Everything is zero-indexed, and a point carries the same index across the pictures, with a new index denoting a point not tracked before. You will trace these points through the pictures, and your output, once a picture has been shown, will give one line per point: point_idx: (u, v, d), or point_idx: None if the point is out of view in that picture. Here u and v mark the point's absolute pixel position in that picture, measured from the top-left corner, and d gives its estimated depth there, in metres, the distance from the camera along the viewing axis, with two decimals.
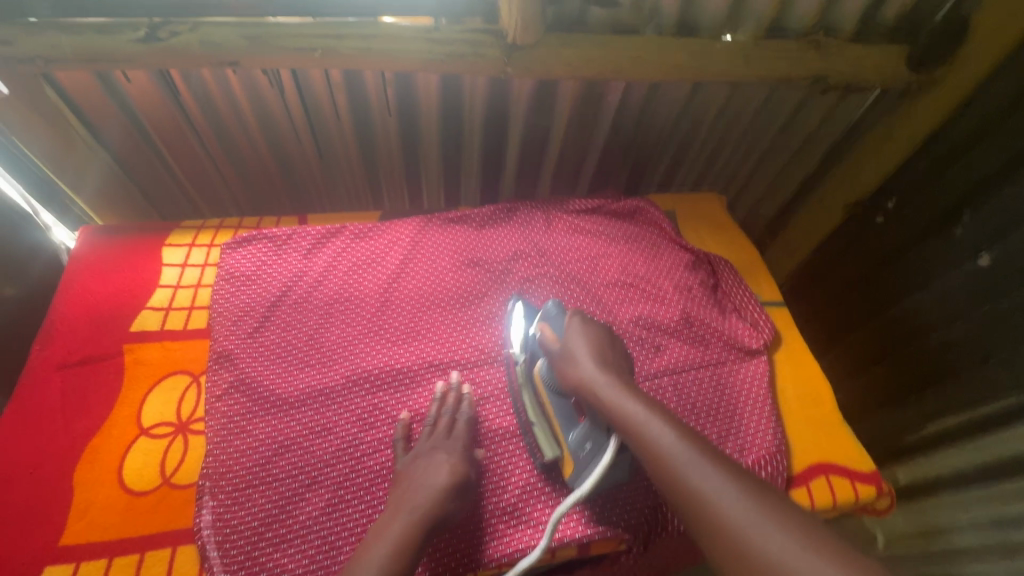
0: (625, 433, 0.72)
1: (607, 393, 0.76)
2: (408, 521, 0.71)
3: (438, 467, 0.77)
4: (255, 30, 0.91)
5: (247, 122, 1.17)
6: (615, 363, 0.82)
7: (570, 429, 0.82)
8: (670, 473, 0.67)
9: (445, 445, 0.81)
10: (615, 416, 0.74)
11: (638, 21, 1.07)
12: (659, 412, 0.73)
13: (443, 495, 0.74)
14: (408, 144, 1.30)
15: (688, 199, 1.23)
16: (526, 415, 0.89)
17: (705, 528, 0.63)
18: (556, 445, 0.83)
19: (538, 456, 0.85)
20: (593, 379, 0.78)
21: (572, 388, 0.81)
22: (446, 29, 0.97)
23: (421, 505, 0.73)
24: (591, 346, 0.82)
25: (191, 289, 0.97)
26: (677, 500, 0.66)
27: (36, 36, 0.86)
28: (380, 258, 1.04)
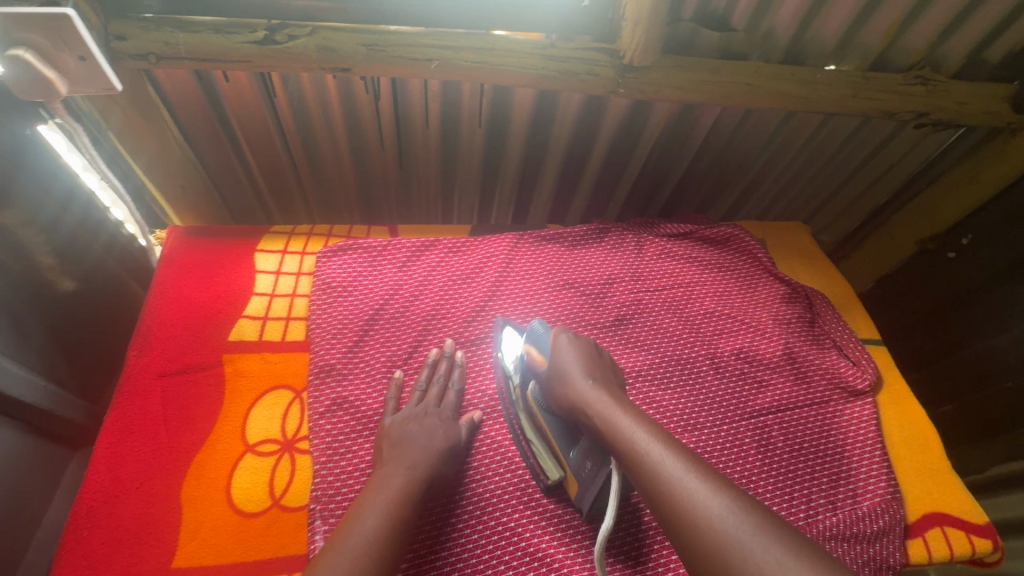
0: (620, 454, 0.66)
1: (600, 411, 0.71)
2: (408, 476, 0.71)
3: (433, 431, 0.78)
4: (371, 37, 0.88)
5: (334, 127, 1.15)
6: (609, 379, 0.77)
7: (570, 447, 0.78)
8: (659, 491, 0.60)
9: (437, 412, 0.82)
10: (607, 435, 0.69)
11: (749, 48, 1.05)
12: (649, 427, 0.67)
13: (440, 456, 0.75)
14: (490, 157, 1.28)
15: (777, 227, 1.21)
16: (520, 429, 0.86)
17: (700, 549, 0.54)
18: (553, 466, 0.81)
19: (541, 479, 0.81)
20: (586, 395, 0.73)
21: (565, 407, 0.76)
22: (560, 45, 0.95)
23: (423, 464, 0.73)
24: (581, 361, 0.78)
25: (287, 298, 0.94)
26: (668, 519, 0.58)
27: (151, 32, 0.83)
28: (474, 274, 1.02)
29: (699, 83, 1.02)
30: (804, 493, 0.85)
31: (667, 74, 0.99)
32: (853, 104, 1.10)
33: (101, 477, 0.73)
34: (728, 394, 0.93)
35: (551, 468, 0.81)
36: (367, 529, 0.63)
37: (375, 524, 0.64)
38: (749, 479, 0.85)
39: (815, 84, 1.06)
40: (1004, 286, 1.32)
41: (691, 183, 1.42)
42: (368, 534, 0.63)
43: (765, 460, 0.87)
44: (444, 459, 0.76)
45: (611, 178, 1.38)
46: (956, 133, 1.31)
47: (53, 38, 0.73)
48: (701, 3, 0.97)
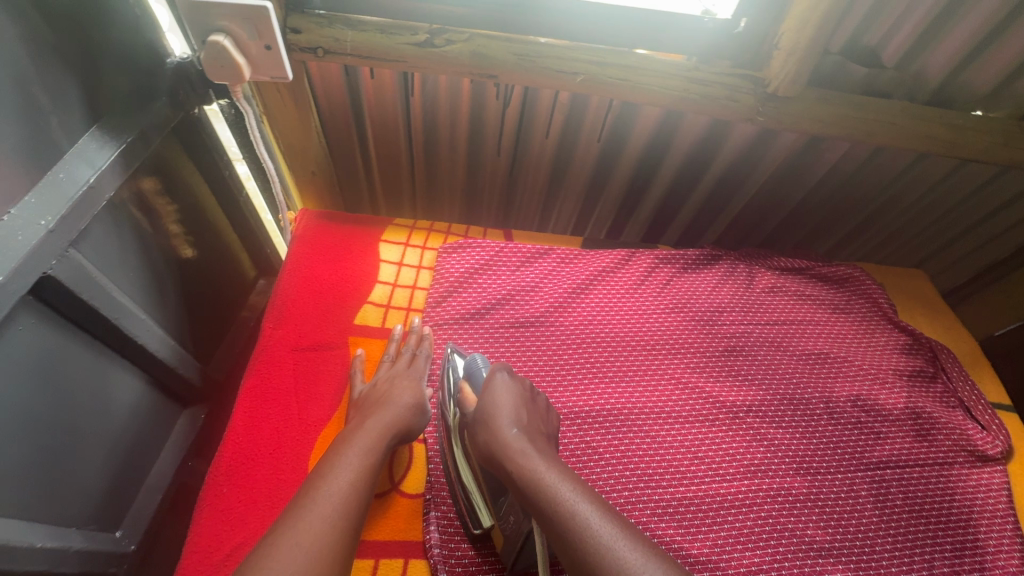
0: (539, 512, 0.60)
1: (520, 464, 0.66)
2: (377, 433, 0.69)
3: (404, 388, 0.79)
4: (524, 48, 0.91)
5: (458, 129, 1.18)
6: (533, 427, 0.73)
7: (500, 494, 0.73)
8: (581, 560, 0.54)
9: (406, 374, 0.83)
10: (525, 491, 0.63)
11: (894, 86, 1.02)
12: (568, 483, 0.63)
13: (409, 407, 0.76)
14: (599, 171, 1.28)
15: (895, 272, 1.16)
16: (451, 462, 0.79)
17: None
18: (480, 513, 0.74)
19: (467, 525, 0.74)
20: (509, 443, 0.69)
21: (484, 453, 0.73)
22: (703, 69, 0.95)
23: (394, 412, 0.74)
24: (510, 404, 0.75)
25: (408, 289, 0.98)
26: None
27: (324, 28, 0.89)
28: (587, 287, 1.02)
29: (840, 117, 0.99)
30: (926, 559, 0.79)
31: (808, 107, 0.97)
32: (1002, 153, 1.04)
33: (238, 439, 0.77)
34: (843, 442, 0.89)
35: (479, 514, 0.74)
36: (350, 469, 0.62)
37: (357, 465, 0.63)
38: (868, 535, 0.80)
39: (962, 130, 1.02)
40: None
41: (798, 217, 1.38)
42: (353, 472, 0.62)
43: (884, 516, 0.83)
44: (409, 417, 0.75)
45: (714, 205, 1.36)
46: None
47: (248, 28, 0.79)
48: (853, 38, 0.95)
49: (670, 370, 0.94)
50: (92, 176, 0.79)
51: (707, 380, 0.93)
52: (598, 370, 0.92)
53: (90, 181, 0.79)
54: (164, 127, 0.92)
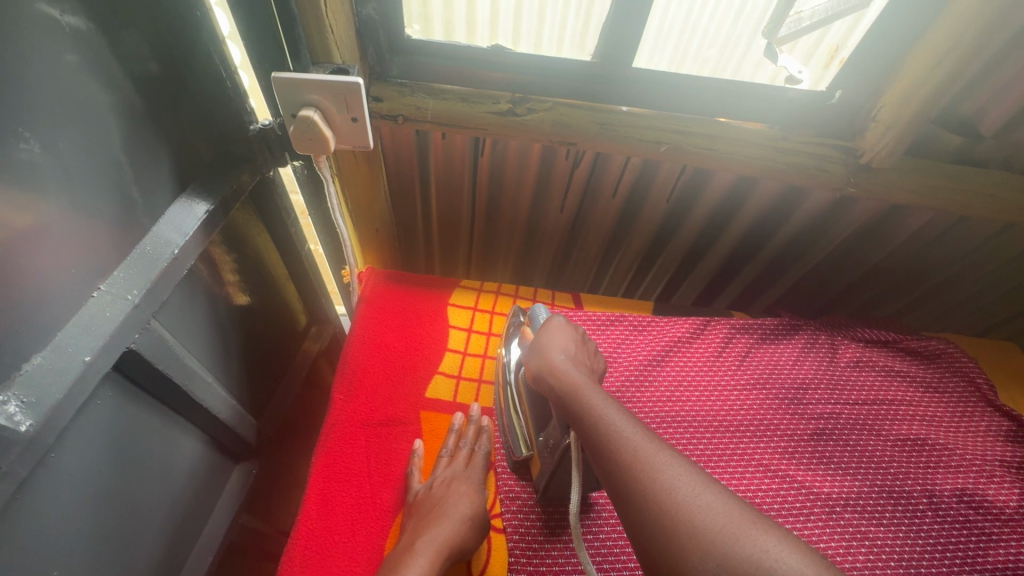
0: (571, 414, 0.65)
1: (562, 377, 0.71)
2: (428, 562, 0.63)
3: (462, 497, 0.73)
4: (607, 117, 0.89)
5: (522, 188, 1.17)
6: (577, 356, 0.77)
7: (541, 432, 0.77)
8: (602, 449, 0.58)
9: (464, 477, 0.77)
10: (563, 398, 0.68)
11: (991, 156, 0.97)
12: (600, 393, 0.66)
13: (466, 521, 0.70)
14: (662, 231, 1.25)
15: (983, 344, 1.10)
16: (504, 403, 0.85)
17: (632, 499, 0.52)
18: (523, 444, 0.80)
19: (510, 453, 0.81)
20: (555, 363, 0.74)
21: (533, 376, 0.77)
22: (791, 138, 0.91)
23: (450, 530, 0.67)
24: (562, 338, 0.79)
25: (477, 358, 0.95)
26: (610, 472, 0.56)
27: (405, 96, 0.89)
28: (661, 356, 0.99)
29: (935, 188, 0.94)
30: None
31: (902, 177, 0.93)
32: None
33: (312, 524, 0.73)
34: (954, 544, 0.81)
35: (522, 444, 0.81)
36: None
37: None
38: None
39: None
40: None
41: (867, 282, 1.32)
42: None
43: None
44: (466, 532, 0.69)
45: (779, 267, 1.31)
46: None
47: (338, 100, 0.78)
48: (950, 107, 0.91)
49: (755, 454, 0.88)
50: (175, 248, 0.78)
51: (797, 466, 0.88)
52: (682, 451, 0.87)
53: (176, 251, 0.78)
54: (242, 191, 0.90)
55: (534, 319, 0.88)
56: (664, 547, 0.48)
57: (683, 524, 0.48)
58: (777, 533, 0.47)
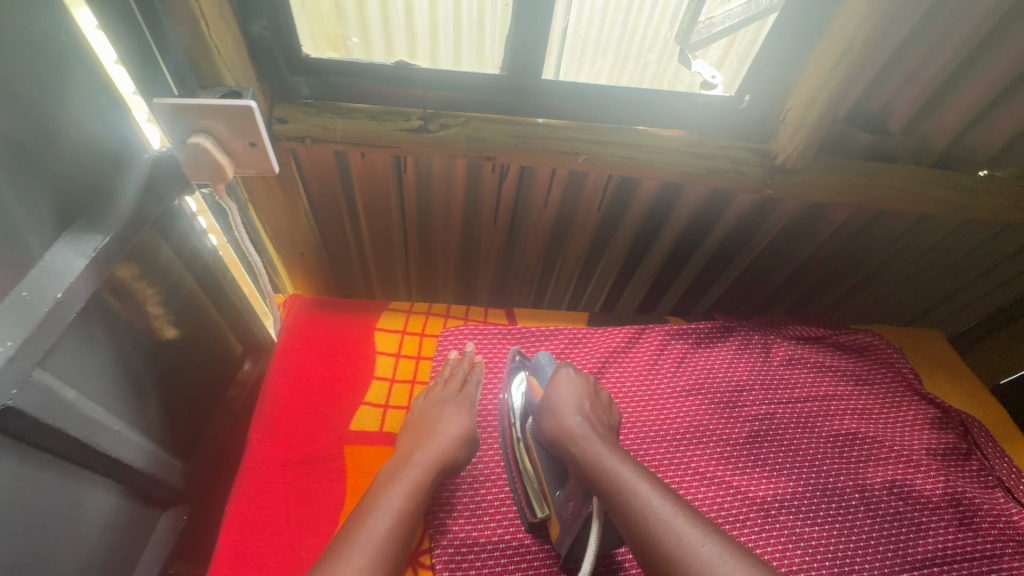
0: (600, 490, 0.66)
1: (587, 448, 0.72)
2: (421, 474, 0.70)
3: (438, 430, 0.77)
4: (522, 129, 0.87)
5: (452, 204, 1.14)
6: (594, 416, 0.79)
7: (558, 487, 0.78)
8: (645, 535, 0.59)
9: (456, 400, 0.84)
10: (589, 472, 0.69)
11: (900, 152, 1.00)
12: (632, 466, 0.67)
13: (441, 453, 0.74)
14: (598, 239, 1.24)
15: (909, 334, 1.13)
16: (515, 459, 0.85)
17: None
18: (539, 504, 0.79)
19: (524, 514, 0.79)
20: (575, 431, 0.75)
21: (549, 438, 0.79)
22: (708, 142, 0.92)
23: (440, 448, 0.74)
24: (575, 396, 0.80)
25: (406, 384, 0.91)
26: (658, 563, 0.57)
27: (312, 117, 0.85)
28: (595, 369, 0.97)
29: (849, 186, 0.96)
30: None
31: (818, 177, 0.94)
32: (1015, 214, 1.04)
33: None
34: (885, 537, 0.82)
35: (538, 505, 0.79)
36: (378, 528, 0.61)
37: (387, 522, 0.62)
38: None
39: (970, 192, 1.00)
40: None
41: (799, 278, 1.35)
42: (381, 530, 0.61)
43: None
44: (455, 449, 0.76)
45: (715, 268, 1.32)
46: None
47: (231, 126, 0.74)
48: (856, 105, 0.93)
49: (692, 464, 0.88)
50: (59, 291, 0.64)
51: (733, 473, 0.87)
52: None
53: (58, 298, 0.64)
54: (140, 223, 0.76)
55: (541, 372, 0.90)
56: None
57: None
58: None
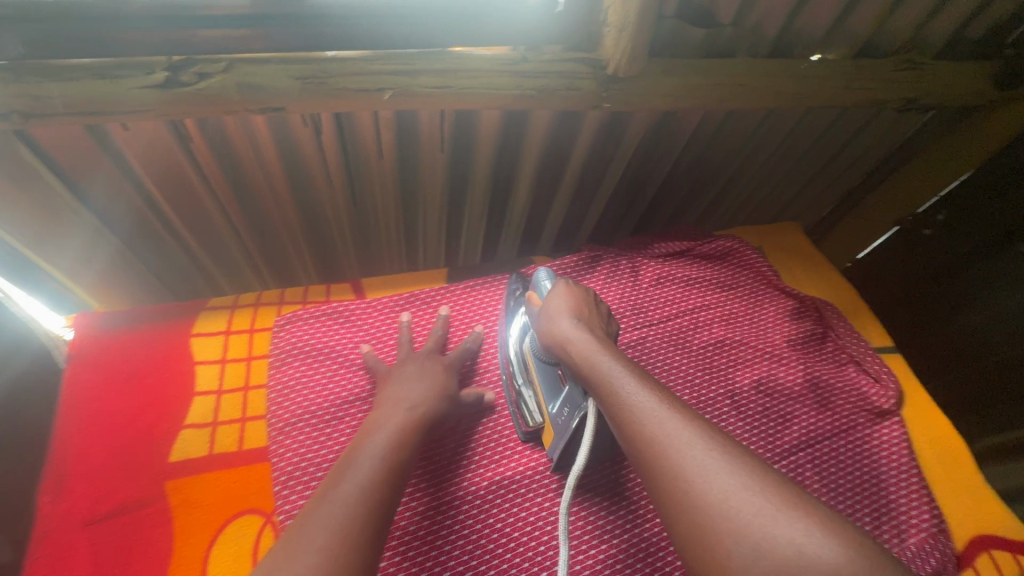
0: (594, 389, 0.65)
1: (578, 349, 0.69)
2: (408, 417, 0.68)
3: (419, 382, 0.74)
4: (306, 69, 0.72)
5: (270, 169, 0.97)
6: (590, 320, 0.75)
7: (552, 399, 0.77)
8: (632, 431, 0.58)
9: (433, 359, 0.80)
10: (584, 373, 0.67)
11: (736, 44, 0.95)
12: (628, 368, 0.65)
13: (419, 402, 0.71)
14: (454, 183, 1.13)
15: (771, 232, 1.14)
16: (512, 376, 0.86)
17: (666, 484, 0.54)
18: (533, 413, 0.81)
19: (519, 424, 0.82)
20: (568, 335, 0.72)
21: (546, 346, 0.75)
22: (533, 59, 0.81)
23: (421, 396, 0.72)
24: (571, 303, 0.76)
25: (238, 393, 0.78)
26: (640, 458, 0.57)
27: (9, 85, 0.64)
28: (461, 331, 0.91)
29: (692, 88, 0.90)
30: None
31: (655, 83, 0.87)
32: (844, 96, 1.02)
33: None
34: (756, 434, 0.85)
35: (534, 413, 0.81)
36: (363, 472, 0.59)
37: (370, 467, 0.59)
38: None
39: (807, 78, 0.97)
40: (989, 261, 1.32)
41: (669, 190, 1.32)
42: (366, 473, 0.59)
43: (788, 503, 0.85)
44: (435, 396, 0.73)
45: (586, 194, 1.26)
46: (921, 120, 1.30)
47: None
48: None
49: None
50: None
51: None
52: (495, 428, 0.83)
53: None
54: None
55: (540, 283, 0.84)
56: (695, 538, 0.50)
57: (713, 516, 0.49)
58: (801, 515, 0.48)
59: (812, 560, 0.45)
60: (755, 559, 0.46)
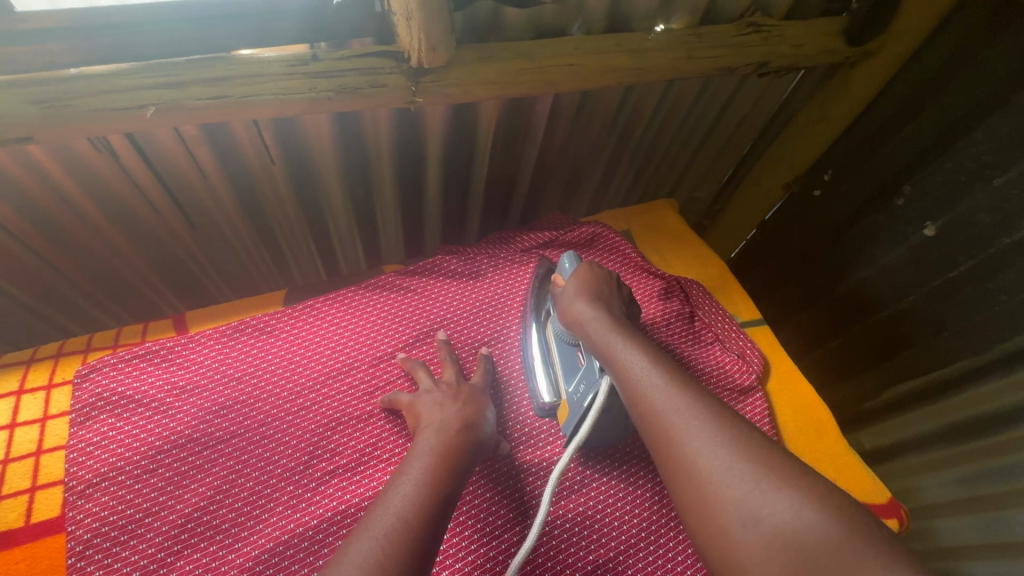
0: (608, 367, 0.68)
1: (597, 331, 0.71)
2: (448, 438, 0.67)
3: (461, 405, 0.73)
4: (42, 91, 0.64)
5: (76, 202, 0.88)
6: (607, 300, 0.77)
7: (571, 378, 0.80)
8: (645, 409, 0.60)
9: (470, 388, 0.78)
10: (599, 352, 0.70)
11: (565, 21, 0.89)
12: (642, 346, 0.67)
13: (467, 425, 0.70)
14: (305, 194, 1.05)
15: (641, 210, 1.11)
16: (529, 359, 0.87)
17: (666, 454, 0.56)
18: (551, 392, 0.83)
19: (536, 403, 0.84)
20: (580, 317, 0.74)
21: (565, 323, 0.78)
22: (326, 57, 0.74)
23: (462, 418, 0.71)
24: (590, 281, 0.79)
25: (30, 458, 0.70)
26: (649, 433, 0.59)
27: None
28: (299, 352, 0.83)
29: (516, 72, 0.84)
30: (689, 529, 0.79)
31: (473, 71, 0.81)
32: (690, 67, 0.97)
33: None
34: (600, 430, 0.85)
35: (549, 393, 0.83)
36: (404, 502, 0.57)
37: (410, 492, 0.58)
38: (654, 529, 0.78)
39: (645, 52, 0.92)
40: (868, 217, 1.29)
41: (548, 176, 1.28)
42: (405, 502, 0.57)
43: (662, 493, 0.81)
44: (473, 420, 0.71)
45: (459, 189, 1.20)
46: (796, 79, 1.28)
47: None
48: None
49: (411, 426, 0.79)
50: None
51: None
52: (331, 456, 0.75)
53: None
54: None
55: (563, 266, 0.86)
56: (697, 508, 0.52)
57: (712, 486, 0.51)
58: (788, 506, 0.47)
59: (804, 529, 0.46)
60: (749, 524, 0.48)
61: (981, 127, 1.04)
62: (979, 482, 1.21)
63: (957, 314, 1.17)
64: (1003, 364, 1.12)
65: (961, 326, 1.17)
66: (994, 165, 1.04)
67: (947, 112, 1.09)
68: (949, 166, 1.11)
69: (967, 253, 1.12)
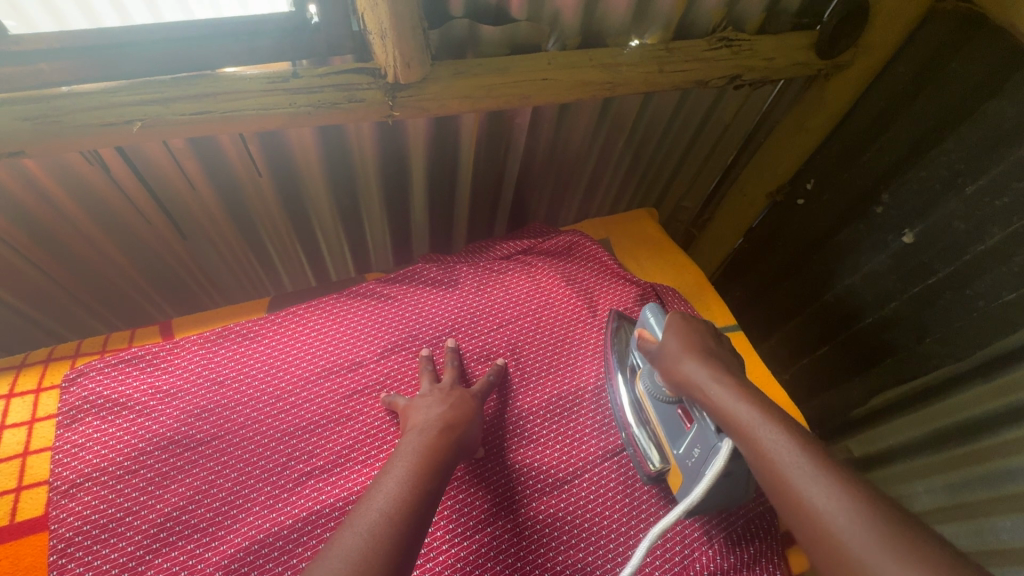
0: (737, 441, 0.62)
1: (717, 394, 0.66)
2: (430, 437, 0.69)
3: (446, 406, 0.76)
4: (35, 108, 0.68)
5: (70, 213, 0.92)
6: (717, 357, 0.72)
7: (676, 444, 0.76)
8: (778, 479, 0.56)
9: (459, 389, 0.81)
10: (723, 423, 0.64)
11: (539, 38, 0.93)
12: (777, 420, 0.60)
13: (450, 425, 0.72)
14: (292, 205, 1.09)
15: (620, 220, 1.14)
16: (630, 423, 0.84)
17: (823, 553, 0.50)
18: (653, 456, 0.80)
19: (643, 469, 0.81)
20: (693, 378, 0.69)
21: (673, 384, 0.73)
22: (306, 73, 0.77)
23: (447, 418, 0.73)
24: (697, 339, 0.73)
25: (17, 459, 0.73)
26: (799, 526, 0.53)
27: None
28: (281, 357, 0.86)
29: (491, 87, 0.87)
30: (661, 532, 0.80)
31: (449, 86, 0.84)
32: (663, 80, 1.01)
33: None
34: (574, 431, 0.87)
35: (653, 457, 0.80)
36: (388, 497, 0.59)
37: (395, 488, 0.60)
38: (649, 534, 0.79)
39: (618, 67, 0.95)
40: (849, 225, 1.31)
41: (532, 187, 1.31)
42: (391, 497, 0.59)
43: (633, 497, 0.82)
44: (456, 420, 0.74)
45: (443, 201, 1.23)
46: (776, 89, 1.30)
47: None
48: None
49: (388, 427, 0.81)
50: None
51: None
52: (308, 458, 0.78)
53: None
54: None
55: (647, 319, 0.83)
56: None
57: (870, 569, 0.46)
58: None
59: None
60: None
61: (952, 136, 1.07)
62: (965, 488, 1.20)
63: (938, 321, 1.18)
64: (984, 370, 1.13)
65: (942, 332, 1.18)
66: (966, 172, 1.06)
67: (918, 122, 1.11)
68: (924, 174, 1.13)
69: (945, 260, 1.13)
